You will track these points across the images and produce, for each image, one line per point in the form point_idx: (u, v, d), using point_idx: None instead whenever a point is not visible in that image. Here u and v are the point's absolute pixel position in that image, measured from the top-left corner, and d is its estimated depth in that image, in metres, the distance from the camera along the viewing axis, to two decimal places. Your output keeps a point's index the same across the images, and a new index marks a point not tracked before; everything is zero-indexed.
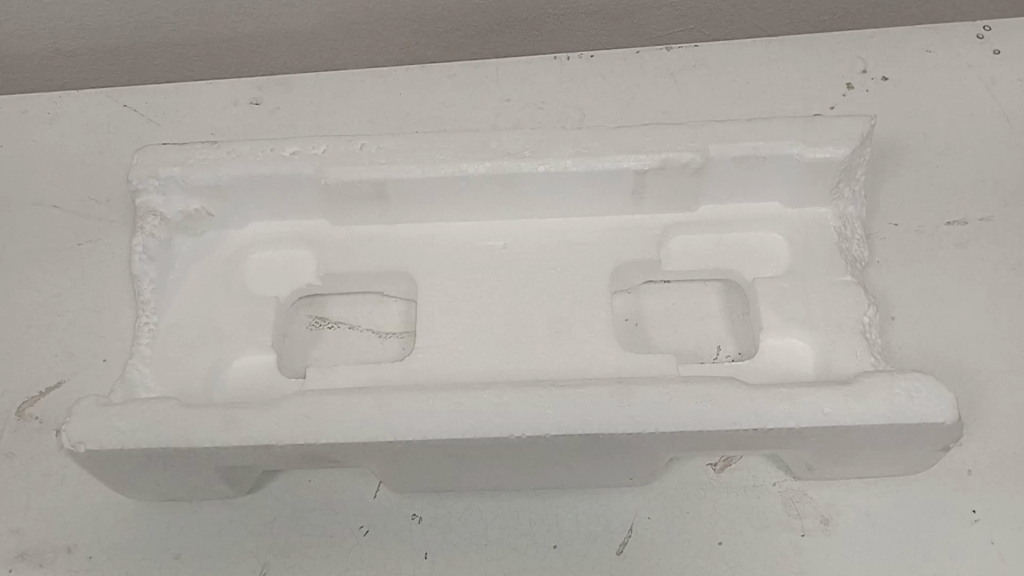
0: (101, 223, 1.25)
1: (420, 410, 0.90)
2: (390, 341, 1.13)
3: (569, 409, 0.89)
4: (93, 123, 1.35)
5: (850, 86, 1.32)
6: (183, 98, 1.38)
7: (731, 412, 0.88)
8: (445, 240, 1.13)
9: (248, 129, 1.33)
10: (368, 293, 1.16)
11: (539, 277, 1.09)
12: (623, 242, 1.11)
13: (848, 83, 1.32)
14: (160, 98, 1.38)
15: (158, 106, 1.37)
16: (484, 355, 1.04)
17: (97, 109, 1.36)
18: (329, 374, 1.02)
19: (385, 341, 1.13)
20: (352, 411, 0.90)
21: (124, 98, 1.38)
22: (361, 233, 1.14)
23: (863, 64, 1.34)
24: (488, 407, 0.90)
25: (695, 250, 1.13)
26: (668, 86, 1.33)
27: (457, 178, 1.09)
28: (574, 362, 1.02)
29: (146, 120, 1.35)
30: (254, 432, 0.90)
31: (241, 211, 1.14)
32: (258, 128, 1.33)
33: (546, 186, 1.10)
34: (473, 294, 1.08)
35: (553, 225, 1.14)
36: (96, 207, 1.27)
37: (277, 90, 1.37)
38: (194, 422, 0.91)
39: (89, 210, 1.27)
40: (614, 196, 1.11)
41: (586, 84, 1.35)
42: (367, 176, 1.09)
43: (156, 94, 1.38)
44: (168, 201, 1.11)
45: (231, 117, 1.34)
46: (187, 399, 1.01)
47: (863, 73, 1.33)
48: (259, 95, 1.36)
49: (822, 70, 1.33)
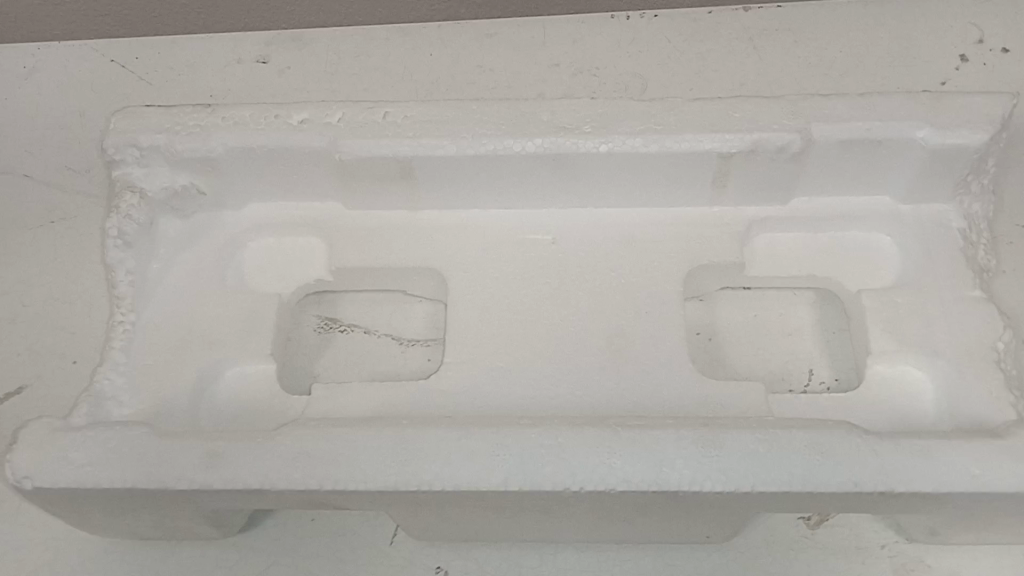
0: (79, 197, 1.07)
1: (451, 451, 0.71)
2: (412, 350, 0.95)
3: (643, 455, 0.70)
4: (74, 81, 1.16)
5: (963, 58, 1.10)
6: (178, 53, 1.18)
7: (848, 469, 0.69)
8: (481, 230, 0.94)
9: (253, 92, 1.14)
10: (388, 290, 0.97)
11: (596, 281, 0.90)
12: (698, 239, 0.92)
13: (961, 54, 1.10)
14: (153, 54, 1.18)
15: (150, 63, 1.18)
16: (527, 377, 0.85)
17: (80, 65, 1.17)
18: (338, 395, 0.84)
19: (407, 351, 0.95)
20: (368, 450, 0.72)
21: (111, 52, 1.19)
22: (381, 219, 0.95)
23: (979, 33, 1.12)
24: (538, 450, 0.71)
25: (785, 253, 0.93)
26: (746, 54, 1.13)
27: (499, 156, 0.89)
28: (638, 390, 0.83)
29: (136, 78, 1.16)
30: (245, 473, 0.71)
31: (235, 189, 0.95)
32: (265, 91, 1.14)
33: (607, 170, 0.90)
34: (516, 298, 0.89)
35: (612, 217, 0.94)
36: (73, 177, 1.08)
37: (288, 47, 1.17)
38: (168, 457, 0.73)
39: (65, 182, 1.08)
40: (689, 183, 0.91)
41: (649, 48, 1.14)
42: (390, 151, 0.89)
43: (149, 48, 1.19)
44: (150, 174, 0.92)
45: (234, 77, 1.15)
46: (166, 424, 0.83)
47: (980, 43, 1.11)
48: (267, 53, 1.16)
49: (930, 39, 1.12)
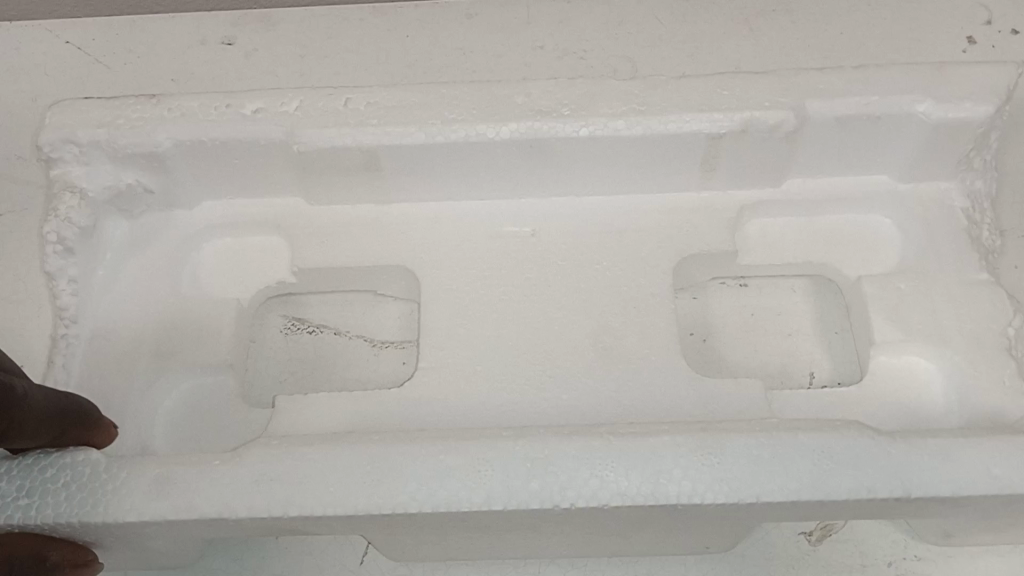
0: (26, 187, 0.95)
1: (427, 468, 0.65)
2: (385, 353, 0.88)
3: (637, 464, 0.64)
4: (26, 63, 1.05)
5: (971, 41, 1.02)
6: (140, 34, 1.08)
7: (861, 474, 0.64)
8: (457, 223, 0.87)
9: (220, 76, 1.05)
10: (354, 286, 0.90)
11: (580, 276, 0.84)
12: (686, 227, 0.86)
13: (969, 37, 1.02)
14: (112, 35, 1.08)
15: (108, 45, 1.07)
16: (509, 382, 0.79)
17: (34, 46, 1.06)
18: (304, 408, 0.77)
19: (379, 353, 0.88)
20: (337, 470, 0.65)
21: (66, 32, 1.08)
22: (346, 215, 0.88)
23: (986, 14, 1.04)
24: (523, 463, 0.65)
25: (779, 238, 0.88)
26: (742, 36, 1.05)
27: (471, 143, 0.82)
28: (628, 393, 0.78)
29: (92, 61, 1.06)
30: (202, 500, 0.65)
31: (187, 187, 0.88)
32: (234, 75, 1.05)
33: (588, 156, 0.83)
34: (495, 296, 0.83)
35: (596, 206, 0.88)
36: (21, 167, 0.96)
37: (256, 28, 1.08)
38: (115, 485, 0.66)
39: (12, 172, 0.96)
40: (674, 166, 0.85)
41: (643, 29, 1.07)
42: (352, 141, 0.82)
43: (109, 29, 1.08)
44: (91, 172, 0.84)
45: (199, 60, 1.06)
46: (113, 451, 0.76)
47: (987, 24, 1.03)
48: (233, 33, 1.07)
49: (935, 20, 1.04)
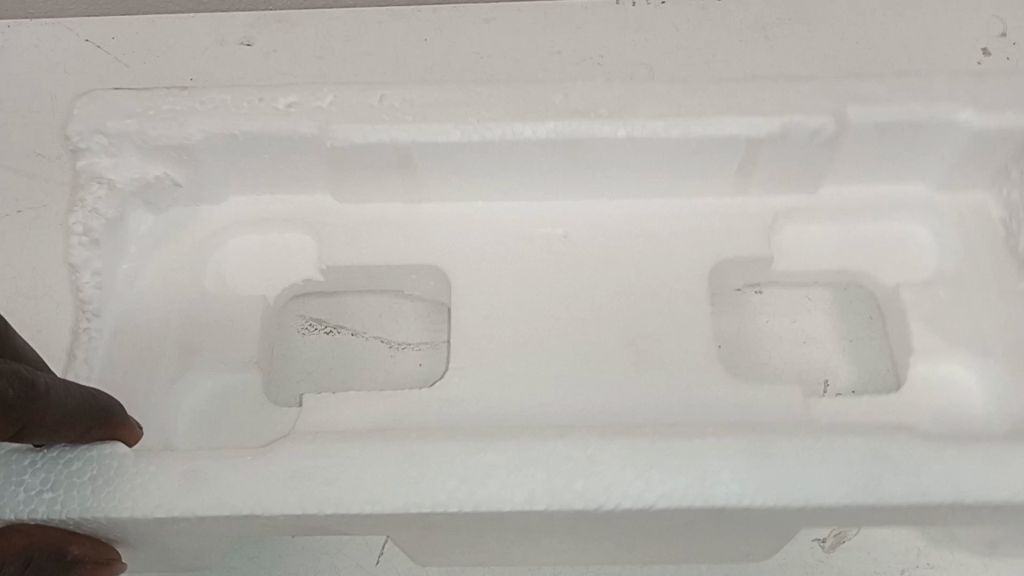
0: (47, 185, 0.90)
1: (467, 467, 0.63)
2: (403, 354, 0.86)
3: (684, 466, 0.63)
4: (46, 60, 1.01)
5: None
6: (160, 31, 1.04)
7: (913, 479, 0.62)
8: (488, 223, 0.86)
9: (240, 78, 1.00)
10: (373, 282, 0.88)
11: (614, 278, 0.83)
12: (721, 232, 0.85)
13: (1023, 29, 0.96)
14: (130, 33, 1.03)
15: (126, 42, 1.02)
16: (543, 384, 0.77)
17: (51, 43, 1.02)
18: (334, 406, 0.76)
19: (398, 355, 0.86)
20: (374, 467, 0.64)
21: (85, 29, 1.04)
22: (375, 214, 0.87)
23: None
24: (566, 463, 0.63)
25: (814, 246, 0.86)
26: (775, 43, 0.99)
27: (507, 142, 0.81)
28: (665, 397, 0.76)
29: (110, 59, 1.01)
30: (235, 495, 0.63)
31: (214, 181, 0.86)
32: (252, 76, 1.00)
33: (624, 157, 0.82)
34: (528, 298, 0.82)
35: (628, 208, 0.87)
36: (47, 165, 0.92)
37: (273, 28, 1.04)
38: (145, 479, 0.64)
39: (37, 170, 0.92)
40: (710, 168, 0.84)
41: None
42: (387, 137, 0.81)
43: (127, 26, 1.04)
44: (118, 164, 0.83)
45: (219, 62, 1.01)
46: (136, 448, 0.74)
47: None
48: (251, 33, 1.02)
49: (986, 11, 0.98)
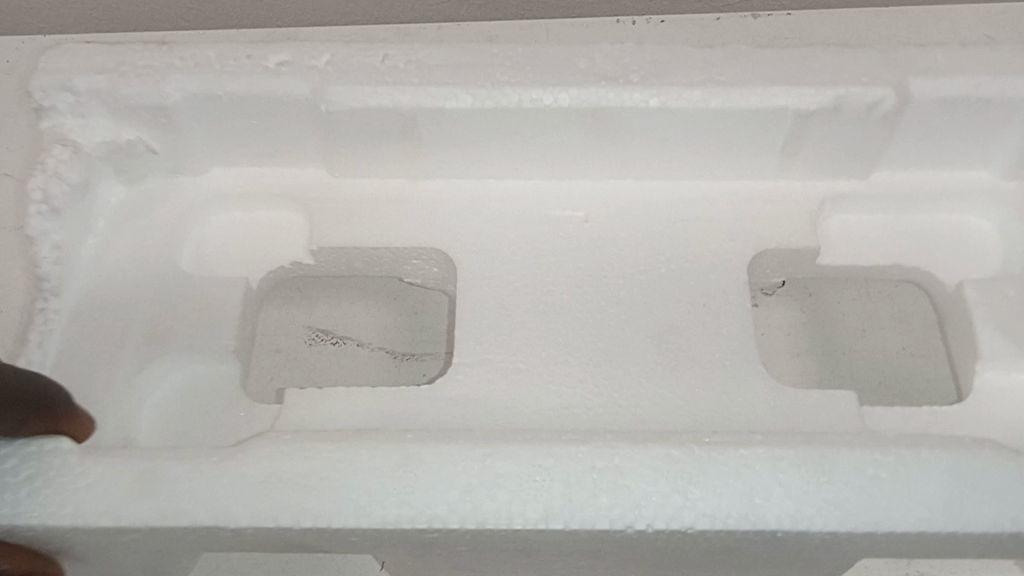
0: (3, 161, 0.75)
1: (471, 477, 0.54)
2: (409, 368, 0.80)
3: (730, 481, 0.53)
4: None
5: None
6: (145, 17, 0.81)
7: (999, 503, 0.53)
8: (499, 203, 0.76)
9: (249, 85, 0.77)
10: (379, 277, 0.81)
11: (640, 268, 0.73)
12: (762, 219, 0.75)
13: None
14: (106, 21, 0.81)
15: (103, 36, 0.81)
16: (559, 383, 0.67)
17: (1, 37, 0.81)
18: (318, 403, 0.66)
19: (403, 368, 0.80)
20: (361, 474, 0.54)
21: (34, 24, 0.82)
22: (373, 190, 0.77)
23: None
24: (587, 475, 0.53)
25: (864, 238, 0.77)
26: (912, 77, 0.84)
27: (524, 110, 0.72)
28: (698, 402, 0.66)
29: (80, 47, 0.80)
30: (197, 504, 0.54)
31: (194, 150, 0.77)
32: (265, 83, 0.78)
33: (654, 132, 0.73)
34: (543, 286, 0.72)
35: (659, 190, 0.76)
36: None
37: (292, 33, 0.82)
38: (93, 481, 0.55)
39: None
40: (752, 146, 0.74)
41: None
42: (390, 101, 0.72)
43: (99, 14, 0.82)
44: (87, 126, 0.74)
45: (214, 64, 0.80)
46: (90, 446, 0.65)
47: None
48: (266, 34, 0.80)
49: None
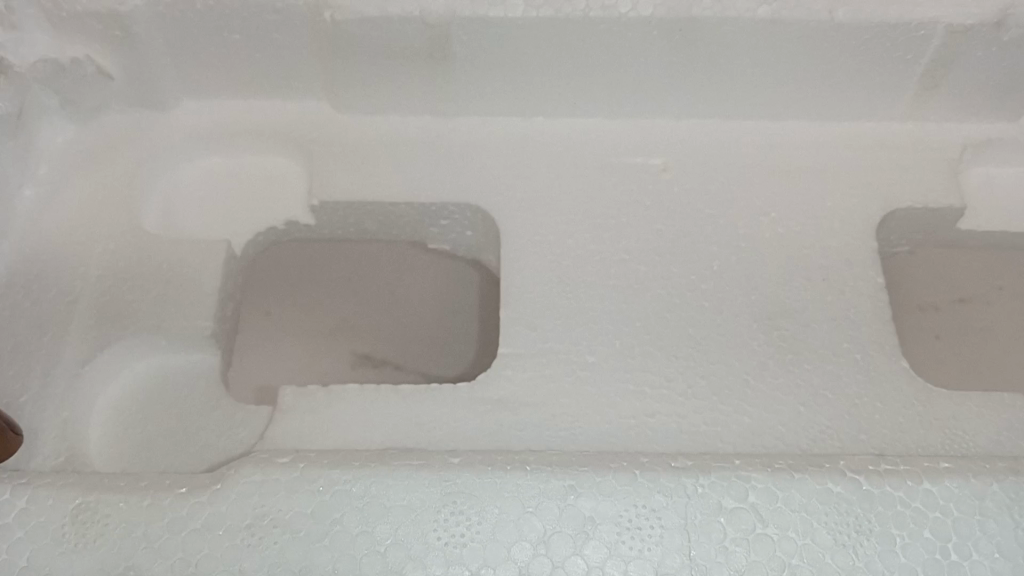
0: None
1: (549, 523, 0.38)
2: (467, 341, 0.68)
3: (913, 531, 0.39)
4: None
5: None
6: None
7: None
8: (552, 146, 0.59)
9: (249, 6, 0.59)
10: (412, 267, 0.70)
11: (738, 232, 0.56)
12: (891, 170, 0.59)
13: None
14: None
15: None
16: (641, 383, 0.51)
17: None
18: (324, 408, 0.50)
19: (461, 340, 0.68)
20: (394, 517, 0.39)
21: None
22: (391, 129, 0.60)
23: None
24: (715, 524, 0.38)
25: (1016, 194, 0.61)
26: None
27: (593, 24, 0.55)
28: (827, 408, 0.50)
29: None
30: (162, 561, 0.38)
31: (161, 78, 0.59)
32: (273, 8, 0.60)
33: (756, 58, 0.56)
34: (612, 254, 0.55)
35: (754, 133, 0.60)
36: None
37: None
38: (15, 528, 0.39)
39: None
40: (884, 74, 0.57)
41: None
42: (416, 11, 0.54)
43: None
44: (19, 41, 0.55)
45: None
46: (20, 467, 0.48)
47: None
48: None
49: None
